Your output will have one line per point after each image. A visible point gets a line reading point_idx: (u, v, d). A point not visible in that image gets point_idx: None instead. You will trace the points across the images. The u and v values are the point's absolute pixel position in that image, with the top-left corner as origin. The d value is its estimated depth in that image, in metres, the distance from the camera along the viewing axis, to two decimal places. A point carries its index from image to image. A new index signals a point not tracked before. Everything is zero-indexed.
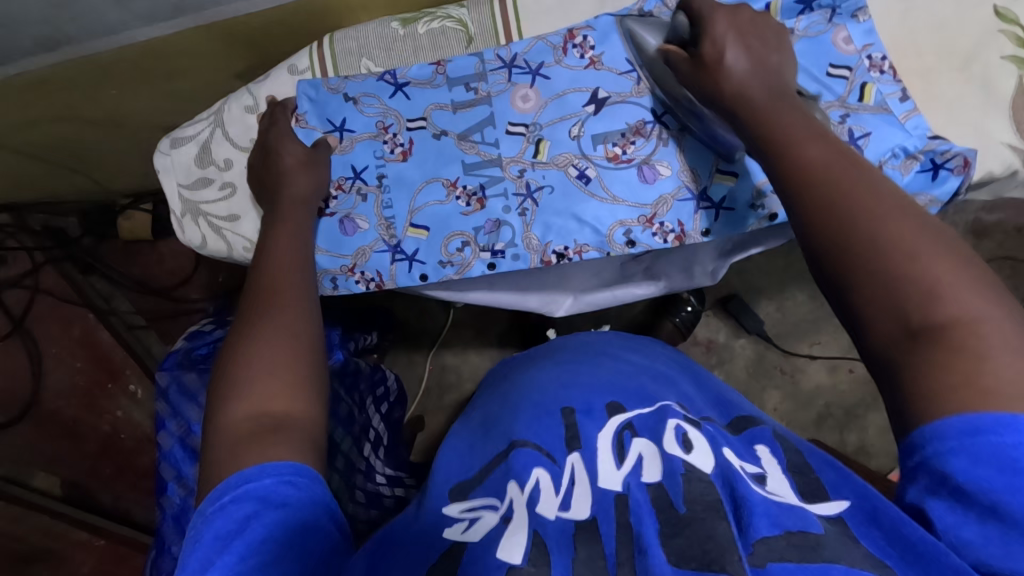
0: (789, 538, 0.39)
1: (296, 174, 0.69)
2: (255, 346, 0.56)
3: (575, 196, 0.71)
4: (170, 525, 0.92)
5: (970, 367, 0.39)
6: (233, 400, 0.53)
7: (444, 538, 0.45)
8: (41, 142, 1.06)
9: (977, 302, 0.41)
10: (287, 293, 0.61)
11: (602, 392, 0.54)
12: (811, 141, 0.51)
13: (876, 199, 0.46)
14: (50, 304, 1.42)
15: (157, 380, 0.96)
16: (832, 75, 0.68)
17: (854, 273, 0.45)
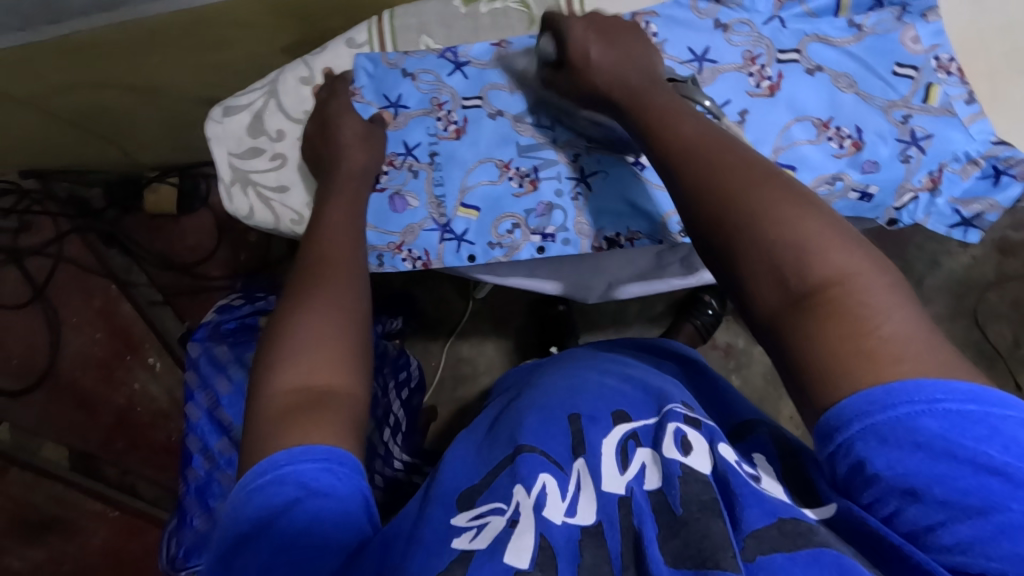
0: (781, 527, 0.40)
1: (351, 149, 0.68)
2: (302, 315, 0.55)
3: (630, 182, 0.71)
4: (194, 498, 0.92)
5: (856, 331, 0.39)
6: (280, 368, 0.52)
7: (451, 546, 0.44)
8: (76, 108, 1.06)
9: (841, 259, 0.42)
10: (339, 266, 0.60)
11: (606, 399, 0.56)
12: (686, 121, 0.54)
13: (742, 170, 0.48)
14: (72, 272, 1.40)
15: (187, 350, 0.96)
16: (897, 74, 0.67)
17: (733, 246, 0.46)
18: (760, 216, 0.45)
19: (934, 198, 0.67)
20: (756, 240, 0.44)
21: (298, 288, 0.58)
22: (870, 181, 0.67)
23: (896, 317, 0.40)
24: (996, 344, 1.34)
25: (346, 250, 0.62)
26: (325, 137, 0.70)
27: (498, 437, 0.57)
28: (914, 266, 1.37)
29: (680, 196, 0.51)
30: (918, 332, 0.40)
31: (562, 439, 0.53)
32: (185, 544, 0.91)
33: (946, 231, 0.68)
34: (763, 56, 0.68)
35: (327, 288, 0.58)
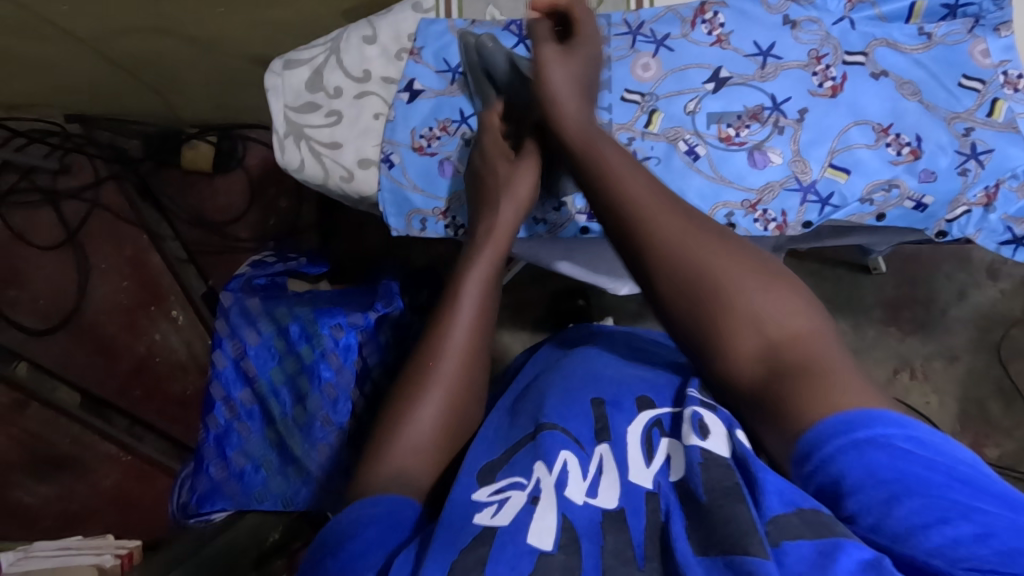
0: (801, 516, 0.37)
1: (509, 203, 0.64)
2: (445, 379, 0.53)
3: (681, 171, 0.70)
4: (211, 445, 0.95)
5: (798, 372, 0.41)
6: (408, 424, 0.50)
7: (473, 521, 0.43)
8: (129, 53, 1.07)
9: (769, 307, 0.44)
10: (477, 330, 0.55)
11: (632, 386, 0.58)
12: (636, 174, 0.53)
13: (693, 234, 0.48)
14: (107, 219, 1.41)
15: (220, 299, 0.97)
16: (963, 86, 0.67)
17: (706, 313, 0.46)
18: (716, 276, 0.46)
19: (987, 213, 0.67)
20: (708, 295, 0.46)
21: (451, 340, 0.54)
22: (926, 191, 0.66)
23: (793, 326, 0.44)
24: (1018, 382, 1.32)
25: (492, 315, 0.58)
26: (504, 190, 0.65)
27: (523, 413, 0.58)
28: (940, 295, 1.36)
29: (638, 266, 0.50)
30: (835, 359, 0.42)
31: (586, 420, 0.54)
32: (198, 490, 0.94)
33: (995, 248, 0.68)
34: (829, 56, 0.69)
35: (473, 362, 0.54)
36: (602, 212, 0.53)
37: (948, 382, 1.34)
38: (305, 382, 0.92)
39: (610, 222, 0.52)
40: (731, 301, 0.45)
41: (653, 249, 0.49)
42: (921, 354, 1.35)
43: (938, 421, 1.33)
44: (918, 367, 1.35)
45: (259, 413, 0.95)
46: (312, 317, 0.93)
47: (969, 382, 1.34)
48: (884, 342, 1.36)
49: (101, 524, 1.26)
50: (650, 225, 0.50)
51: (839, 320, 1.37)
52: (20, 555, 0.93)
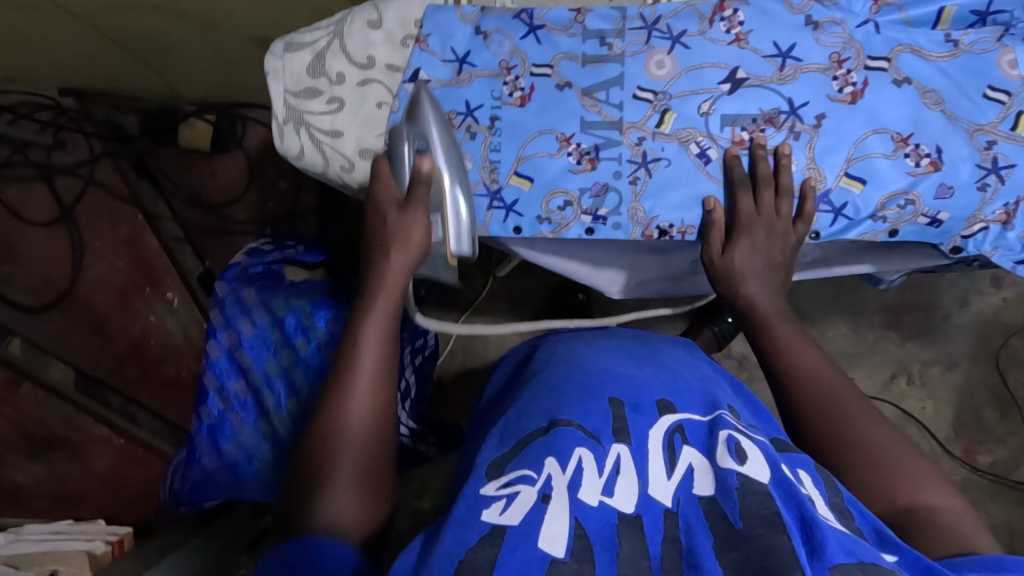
0: (864, 568, 0.38)
1: (401, 260, 0.63)
2: (355, 442, 0.54)
3: (692, 174, 0.68)
4: (204, 436, 0.93)
5: (871, 455, 0.51)
6: (329, 496, 0.52)
7: (482, 521, 0.42)
8: (124, 28, 1.03)
9: (860, 405, 0.55)
10: (371, 393, 0.56)
11: (653, 389, 0.58)
12: (806, 347, 0.61)
13: (849, 402, 0.55)
14: (101, 198, 1.36)
15: (214, 288, 0.95)
16: (987, 97, 0.65)
17: (844, 466, 0.52)
18: (815, 375, 0.58)
19: (1005, 231, 0.65)
20: (815, 388, 0.57)
21: (353, 402, 0.55)
22: (942, 208, 0.65)
23: (880, 426, 0.53)
24: (1014, 391, 1.32)
25: (392, 369, 0.59)
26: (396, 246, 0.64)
27: (529, 410, 0.57)
28: (943, 302, 1.34)
29: (790, 415, 0.58)
30: (914, 459, 0.51)
31: (603, 419, 0.54)
32: (190, 479, 0.92)
33: (1010, 267, 0.66)
34: (850, 60, 0.66)
35: (382, 423, 0.56)
36: (772, 372, 0.61)
37: (945, 389, 1.33)
38: (300, 375, 0.91)
39: (776, 383, 0.60)
40: (829, 394, 0.56)
41: (773, 351, 0.62)
42: (920, 360, 1.34)
43: (933, 428, 1.32)
44: (916, 373, 1.34)
45: (253, 404, 0.93)
46: (308, 309, 0.92)
47: (965, 390, 1.33)
48: (884, 347, 1.35)
49: (93, 505, 1.24)
50: (802, 380, 0.58)
51: (840, 323, 1.36)
52: (10, 538, 0.92)
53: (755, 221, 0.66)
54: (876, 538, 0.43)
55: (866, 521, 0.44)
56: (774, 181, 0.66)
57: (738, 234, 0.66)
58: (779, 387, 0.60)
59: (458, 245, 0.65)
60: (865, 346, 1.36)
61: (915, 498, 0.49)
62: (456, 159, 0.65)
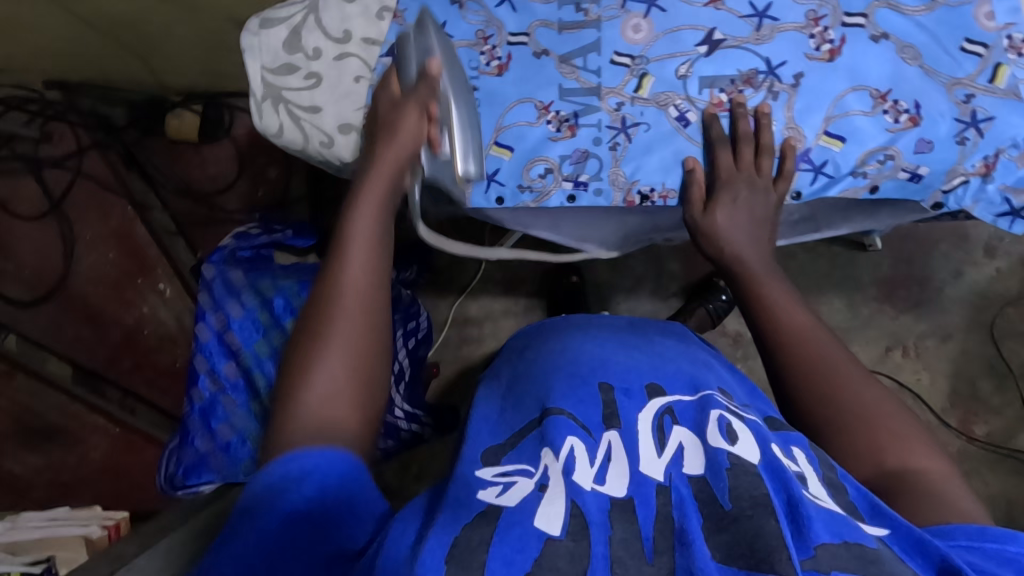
0: (849, 548, 0.38)
1: (392, 147, 0.62)
2: (342, 321, 0.53)
3: (671, 137, 0.68)
4: (196, 418, 0.94)
5: (863, 417, 0.51)
6: (317, 372, 0.51)
7: (477, 500, 0.45)
8: (107, 15, 1.02)
9: (852, 367, 0.54)
10: (355, 298, 0.54)
11: (643, 371, 0.58)
12: (795, 307, 0.60)
13: (843, 364, 0.55)
14: (90, 189, 1.35)
15: (201, 272, 0.95)
16: (965, 50, 0.64)
17: (831, 431, 0.52)
18: (805, 333, 0.57)
19: (984, 184, 0.65)
20: (803, 347, 0.56)
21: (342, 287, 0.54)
22: (921, 162, 0.65)
23: (873, 386, 0.53)
24: (1010, 361, 1.32)
25: (384, 253, 0.58)
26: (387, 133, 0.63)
27: (516, 406, 0.58)
28: (936, 273, 1.34)
29: (777, 379, 0.57)
30: (903, 420, 0.51)
31: (595, 406, 0.54)
32: (184, 462, 0.93)
33: (992, 220, 0.66)
34: (827, 17, 0.66)
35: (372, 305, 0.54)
36: (760, 334, 0.60)
37: (940, 361, 1.34)
38: None
39: (767, 345, 0.59)
40: (821, 355, 0.55)
41: (763, 313, 0.60)
42: (914, 333, 1.34)
43: (928, 399, 1.33)
44: (911, 345, 1.34)
45: (244, 386, 0.94)
46: (297, 290, 0.93)
47: (960, 361, 1.33)
48: (878, 320, 1.35)
49: (89, 493, 1.26)
50: (795, 340, 0.57)
51: (834, 298, 1.36)
52: (8, 526, 0.93)
53: (736, 179, 0.65)
54: (871, 512, 0.43)
55: (861, 495, 0.45)
56: (754, 140, 0.66)
57: (719, 191, 0.66)
58: (766, 350, 0.59)
59: (466, 165, 0.67)
60: (861, 321, 1.35)
61: (903, 461, 0.48)
62: (459, 79, 0.67)
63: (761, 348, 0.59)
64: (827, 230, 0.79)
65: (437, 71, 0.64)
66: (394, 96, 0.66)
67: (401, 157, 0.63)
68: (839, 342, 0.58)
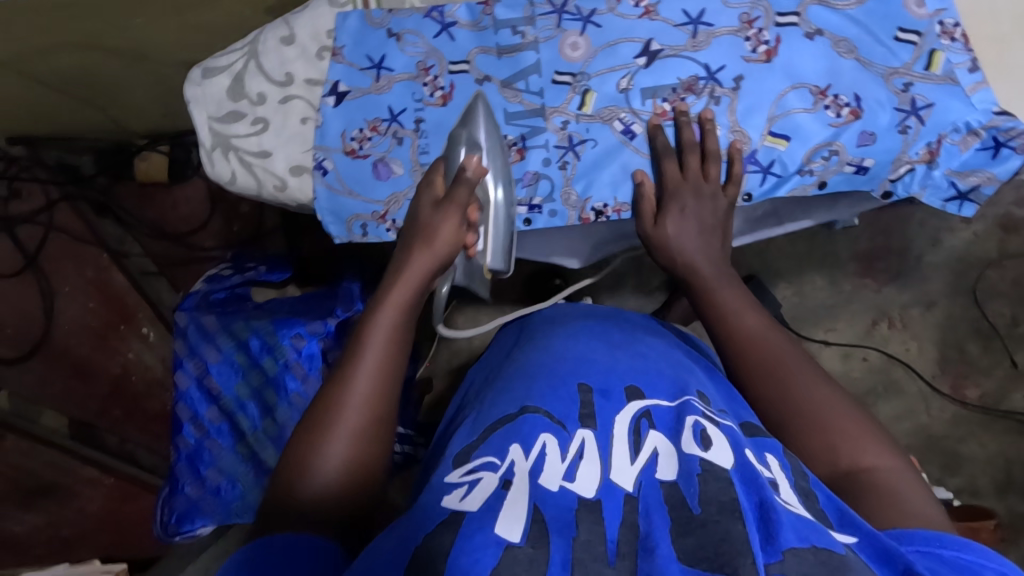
0: (816, 553, 0.37)
1: (425, 257, 0.59)
2: (349, 417, 0.50)
3: (619, 151, 0.69)
4: (184, 465, 0.95)
5: (812, 416, 0.52)
6: (315, 462, 0.48)
7: (441, 507, 0.43)
8: (55, 72, 1.01)
9: (803, 366, 0.56)
10: (372, 396, 0.51)
11: (620, 372, 0.58)
12: (749, 310, 0.61)
13: (798, 365, 0.56)
14: (63, 242, 1.31)
15: (175, 320, 0.96)
16: (899, 40, 0.65)
17: (789, 434, 0.53)
18: (759, 334, 0.59)
19: (931, 170, 0.65)
20: (760, 350, 0.57)
21: (355, 385, 0.51)
22: (866, 154, 0.65)
23: (822, 386, 0.54)
24: (995, 322, 1.33)
25: (400, 360, 0.54)
26: (422, 242, 0.61)
27: (497, 403, 0.57)
28: (915, 243, 1.35)
29: (738, 382, 0.59)
30: (857, 420, 0.52)
31: (569, 403, 0.54)
32: (176, 510, 0.93)
33: (941, 205, 0.67)
34: (760, 18, 0.66)
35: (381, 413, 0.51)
36: (716, 339, 0.61)
37: (926, 329, 1.34)
38: (272, 394, 0.93)
39: (728, 352, 0.60)
40: (774, 357, 0.56)
41: (719, 318, 0.61)
42: (898, 303, 1.35)
43: (919, 367, 1.34)
44: (897, 316, 1.35)
45: (229, 429, 0.95)
46: (271, 329, 0.93)
47: (947, 328, 1.34)
48: (861, 295, 1.36)
49: (91, 547, 1.26)
50: (751, 341, 0.58)
51: (816, 277, 1.37)
52: None
53: (685, 186, 0.66)
54: (839, 519, 0.42)
55: (831, 502, 0.43)
56: (700, 147, 0.67)
57: (667, 201, 0.66)
58: (723, 353, 0.60)
59: (493, 261, 0.71)
60: (846, 296, 1.36)
61: (856, 460, 0.49)
62: (500, 168, 0.67)
63: (721, 350, 0.60)
64: (791, 223, 0.77)
65: (477, 169, 0.64)
66: (435, 194, 0.63)
67: (435, 262, 0.60)
68: (794, 343, 0.59)
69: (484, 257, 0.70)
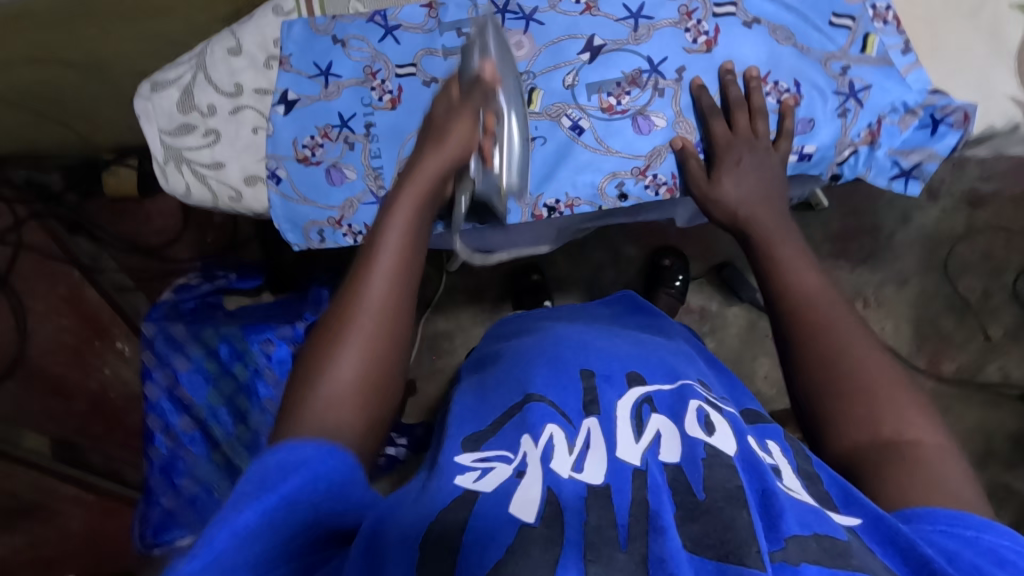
0: (819, 541, 0.36)
1: (437, 155, 0.58)
2: (361, 326, 0.49)
3: (568, 147, 0.69)
4: (158, 475, 0.95)
5: (862, 384, 0.50)
6: (328, 375, 0.47)
7: (454, 484, 0.42)
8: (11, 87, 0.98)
9: (857, 334, 0.53)
10: (378, 312, 0.50)
11: (623, 359, 0.56)
12: (809, 271, 0.59)
13: (852, 333, 0.53)
14: (34, 260, 1.37)
15: (142, 330, 0.96)
16: (834, 25, 0.66)
17: (834, 401, 0.51)
18: (817, 295, 0.57)
19: (873, 150, 0.67)
20: (815, 308, 0.56)
21: (376, 286, 0.51)
22: (806, 141, 0.66)
23: (876, 354, 0.52)
24: (966, 296, 1.35)
25: (414, 279, 0.54)
26: (433, 144, 0.60)
27: (498, 393, 0.56)
28: (885, 222, 1.36)
29: (782, 340, 0.57)
30: (907, 390, 0.50)
31: (575, 394, 0.52)
32: (153, 520, 0.95)
33: (887, 184, 0.68)
34: (699, 10, 0.67)
35: (398, 314, 0.51)
36: (769, 293, 0.59)
37: (901, 306, 1.36)
38: (244, 400, 0.94)
39: (779, 309, 0.57)
40: (830, 317, 0.55)
41: (772, 274, 0.60)
42: (871, 282, 1.37)
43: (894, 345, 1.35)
44: (871, 296, 1.36)
45: (202, 438, 0.96)
46: (240, 335, 0.93)
47: (920, 304, 1.36)
48: (835, 276, 1.37)
49: (74, 565, 1.25)
50: (807, 301, 0.56)
51: None
52: None
53: (733, 145, 0.65)
54: (844, 501, 0.42)
55: (835, 484, 0.44)
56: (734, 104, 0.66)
57: (722, 155, 0.65)
58: (775, 314, 0.58)
59: (510, 178, 0.65)
60: None
61: (901, 432, 0.48)
62: (512, 87, 0.65)
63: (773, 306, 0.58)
64: None
65: (493, 76, 0.61)
66: (452, 100, 0.63)
67: (445, 166, 0.59)
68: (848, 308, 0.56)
69: (499, 173, 0.65)
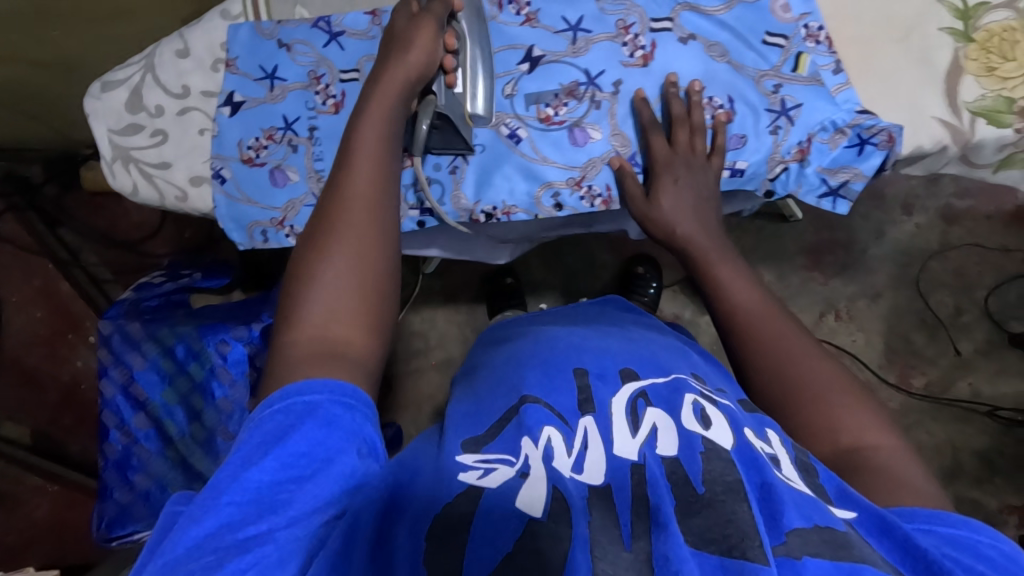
0: (820, 533, 0.37)
1: (399, 62, 0.57)
2: (345, 233, 0.49)
3: (506, 155, 0.70)
4: (112, 471, 0.97)
5: (815, 393, 0.51)
6: (322, 278, 0.47)
7: (460, 481, 0.40)
8: None
9: (797, 344, 0.54)
10: (358, 210, 0.50)
11: (618, 356, 0.53)
12: (750, 287, 0.60)
13: (794, 343, 0.54)
14: (11, 252, 1.37)
15: (99, 327, 0.97)
16: (768, 44, 0.67)
17: (795, 414, 0.51)
18: (761, 310, 0.58)
19: (803, 167, 0.67)
20: (760, 322, 0.57)
21: (352, 188, 0.50)
22: (737, 157, 0.67)
23: (824, 362, 0.53)
24: (938, 313, 1.34)
25: (393, 187, 0.53)
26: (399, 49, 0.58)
27: (492, 394, 0.51)
28: (859, 236, 1.37)
29: (732, 356, 0.58)
30: (856, 394, 0.51)
31: (568, 392, 0.48)
32: (106, 515, 0.96)
33: (816, 202, 0.68)
34: (636, 25, 0.68)
35: (381, 211, 0.50)
36: (715, 313, 0.60)
37: (873, 321, 1.35)
38: (198, 400, 0.94)
39: (723, 327, 0.59)
40: (780, 330, 0.55)
41: (714, 294, 0.60)
42: (844, 295, 1.36)
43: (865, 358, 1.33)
44: (843, 308, 1.36)
45: (156, 435, 0.97)
46: (196, 335, 0.94)
47: (893, 318, 1.35)
48: (809, 288, 1.37)
49: (37, 554, 1.26)
50: (749, 314, 0.57)
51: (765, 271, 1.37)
52: None
53: (671, 163, 0.66)
54: (840, 496, 0.42)
55: (829, 477, 0.43)
56: (687, 120, 0.66)
57: (659, 173, 0.66)
58: (722, 331, 0.59)
59: (474, 105, 0.66)
60: (796, 288, 1.37)
61: (859, 438, 0.49)
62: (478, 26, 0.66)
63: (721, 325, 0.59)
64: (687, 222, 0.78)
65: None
66: (411, 13, 0.61)
67: (410, 77, 0.57)
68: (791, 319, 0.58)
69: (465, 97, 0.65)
